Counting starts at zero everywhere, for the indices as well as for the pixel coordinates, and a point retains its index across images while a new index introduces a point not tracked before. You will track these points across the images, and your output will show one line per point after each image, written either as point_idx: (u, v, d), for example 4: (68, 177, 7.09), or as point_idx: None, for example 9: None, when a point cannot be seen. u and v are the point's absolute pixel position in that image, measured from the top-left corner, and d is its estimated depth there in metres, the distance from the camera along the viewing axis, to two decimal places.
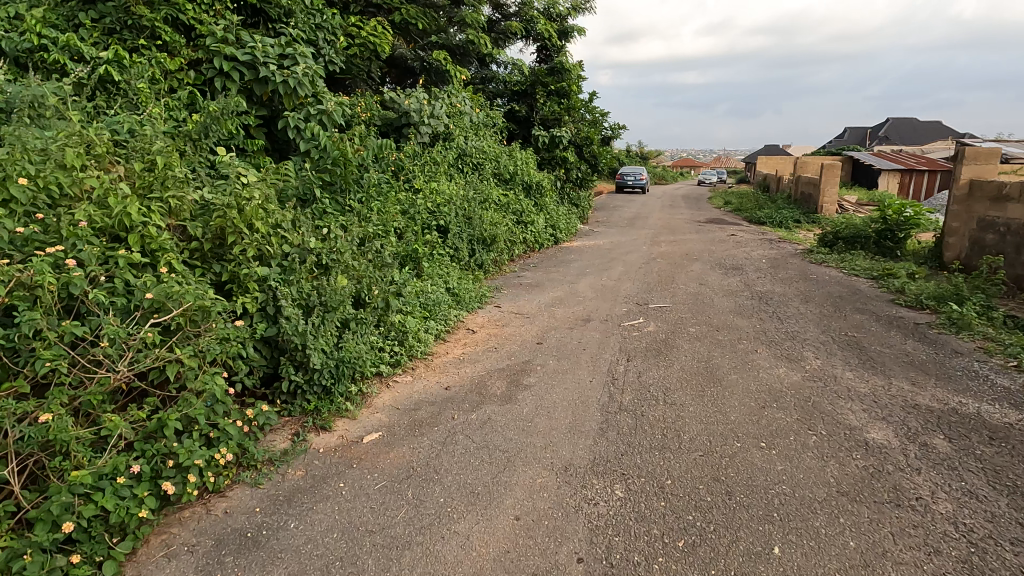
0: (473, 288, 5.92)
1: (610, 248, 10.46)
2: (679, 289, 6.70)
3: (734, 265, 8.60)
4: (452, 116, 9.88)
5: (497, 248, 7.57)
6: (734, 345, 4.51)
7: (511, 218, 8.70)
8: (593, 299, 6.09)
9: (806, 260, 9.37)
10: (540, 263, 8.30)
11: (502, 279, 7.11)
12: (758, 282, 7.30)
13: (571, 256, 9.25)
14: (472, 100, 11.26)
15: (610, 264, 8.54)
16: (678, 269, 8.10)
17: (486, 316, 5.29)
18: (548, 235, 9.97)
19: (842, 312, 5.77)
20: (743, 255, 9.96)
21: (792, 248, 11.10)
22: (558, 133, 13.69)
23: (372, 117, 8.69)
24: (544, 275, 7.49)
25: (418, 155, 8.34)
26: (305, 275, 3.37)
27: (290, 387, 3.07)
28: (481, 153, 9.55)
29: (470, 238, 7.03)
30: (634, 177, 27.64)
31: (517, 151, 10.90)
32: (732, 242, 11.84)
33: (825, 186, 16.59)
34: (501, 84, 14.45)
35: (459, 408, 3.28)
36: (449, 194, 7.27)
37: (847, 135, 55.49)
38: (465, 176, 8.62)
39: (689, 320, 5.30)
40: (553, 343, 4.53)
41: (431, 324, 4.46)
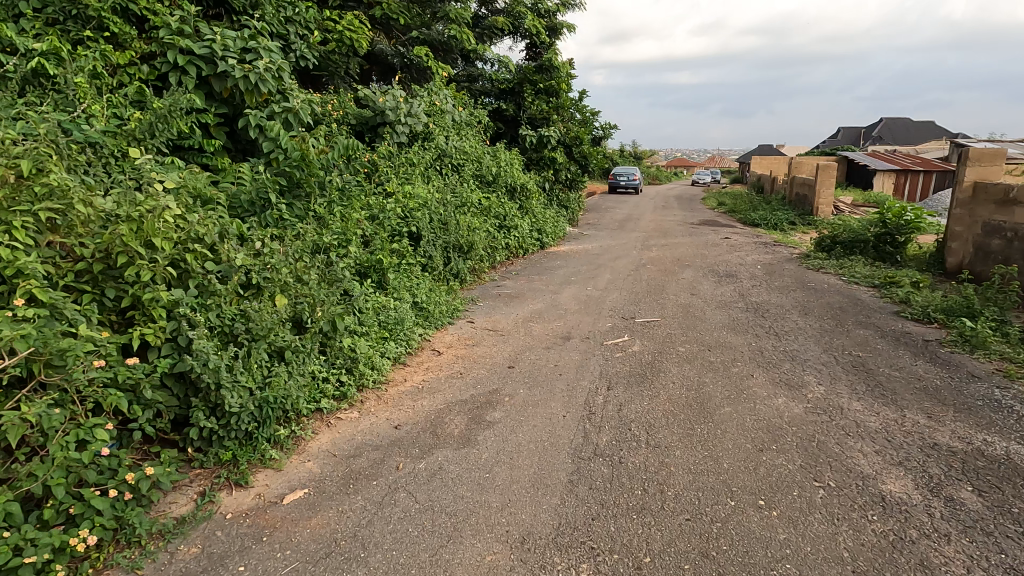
0: (445, 301, 5.46)
1: (599, 253, 10.01)
2: (669, 299, 6.27)
3: (728, 272, 8.16)
4: (432, 115, 9.41)
5: (476, 255, 7.11)
6: (727, 368, 4.07)
7: (493, 223, 8.24)
8: (575, 312, 5.64)
9: (803, 266, 8.95)
10: (522, 271, 7.84)
11: (480, 289, 6.64)
12: (753, 292, 6.87)
13: (557, 262, 8.79)
14: (456, 99, 10.79)
15: (597, 272, 8.08)
16: (669, 277, 7.66)
17: (456, 334, 4.81)
18: (533, 240, 9.52)
19: (844, 326, 5.33)
20: (737, 260, 9.54)
21: (788, 252, 10.68)
22: (546, 133, 13.21)
23: (346, 117, 8.21)
24: (526, 284, 7.03)
25: (394, 156, 7.89)
26: (227, 299, 2.90)
27: (203, 433, 2.59)
28: (462, 154, 9.08)
29: (446, 246, 6.57)
30: (627, 177, 27.23)
31: (502, 151, 10.42)
32: (726, 245, 11.42)
33: (821, 187, 16.22)
34: (488, 82, 13.98)
35: (407, 456, 2.80)
36: (425, 197, 6.81)
37: (841, 135, 55.32)
38: (445, 179, 8.15)
39: (679, 337, 4.86)
40: (526, 366, 4.08)
41: (389, 347, 3.99)
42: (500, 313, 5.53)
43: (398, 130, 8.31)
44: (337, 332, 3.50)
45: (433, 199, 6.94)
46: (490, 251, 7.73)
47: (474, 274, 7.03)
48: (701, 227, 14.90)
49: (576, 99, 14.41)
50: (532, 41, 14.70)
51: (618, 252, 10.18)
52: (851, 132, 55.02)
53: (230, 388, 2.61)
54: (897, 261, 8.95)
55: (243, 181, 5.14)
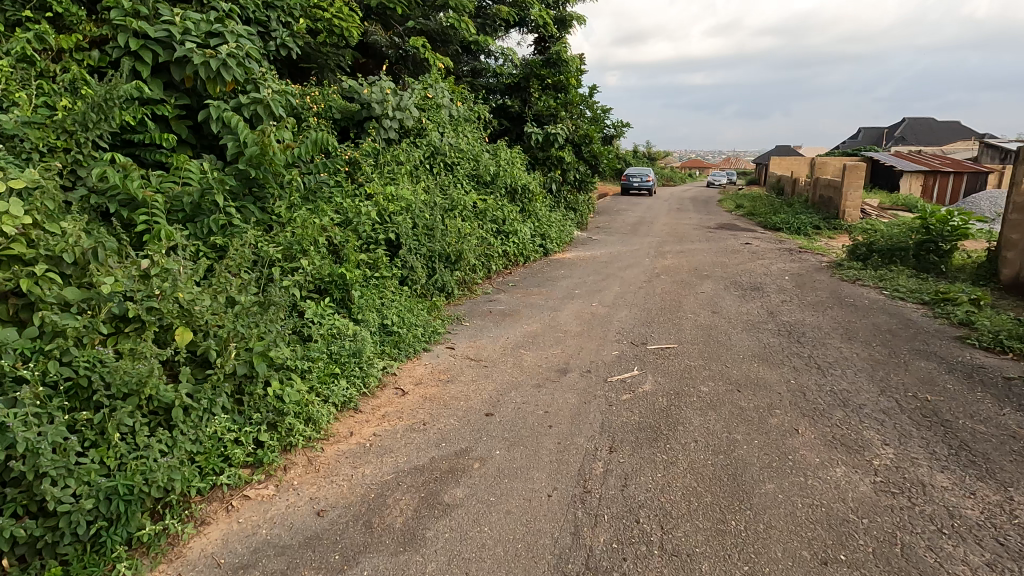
0: (423, 322, 4.67)
1: (608, 260, 9.16)
2: (687, 318, 5.41)
3: (752, 284, 7.26)
4: (426, 109, 8.63)
5: (468, 264, 6.32)
6: (763, 419, 3.20)
7: (489, 228, 7.43)
8: (577, 336, 4.80)
9: (837, 277, 8.01)
10: (521, 282, 7.03)
11: (470, 304, 5.83)
12: (785, 309, 5.97)
13: (561, 271, 7.96)
14: (454, 93, 10.00)
15: (605, 283, 7.24)
16: (686, 290, 6.79)
17: (429, 366, 3.99)
18: (536, 246, 8.70)
19: (899, 357, 4.44)
20: (761, 270, 8.63)
21: (816, 260, 9.73)
22: (553, 130, 12.27)
23: (329, 111, 7.46)
24: (523, 298, 6.20)
25: (379, 155, 7.15)
26: (82, 342, 2.14)
27: (18, 541, 1.81)
28: (458, 152, 8.28)
29: (431, 254, 5.76)
30: (640, 178, 26.27)
31: (503, 149, 9.57)
32: (747, 252, 10.50)
33: (848, 189, 15.23)
34: (492, 77, 13.21)
35: (320, 569, 1.99)
36: (410, 199, 6.01)
37: (862, 136, 53.75)
38: (438, 179, 7.37)
39: (701, 370, 4.00)
40: (508, 412, 3.25)
41: (335, 388, 3.19)
42: (488, 337, 4.71)
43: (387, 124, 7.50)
44: (258, 376, 2.71)
45: (418, 201, 6.14)
46: (484, 260, 6.92)
47: (465, 285, 6.21)
48: (718, 232, 13.95)
49: (585, 95, 13.59)
50: (539, 33, 13.89)
51: (630, 259, 9.32)
52: (873, 132, 53.44)
53: (58, 475, 1.84)
54: (943, 272, 7.97)
55: (188, 182, 4.41)
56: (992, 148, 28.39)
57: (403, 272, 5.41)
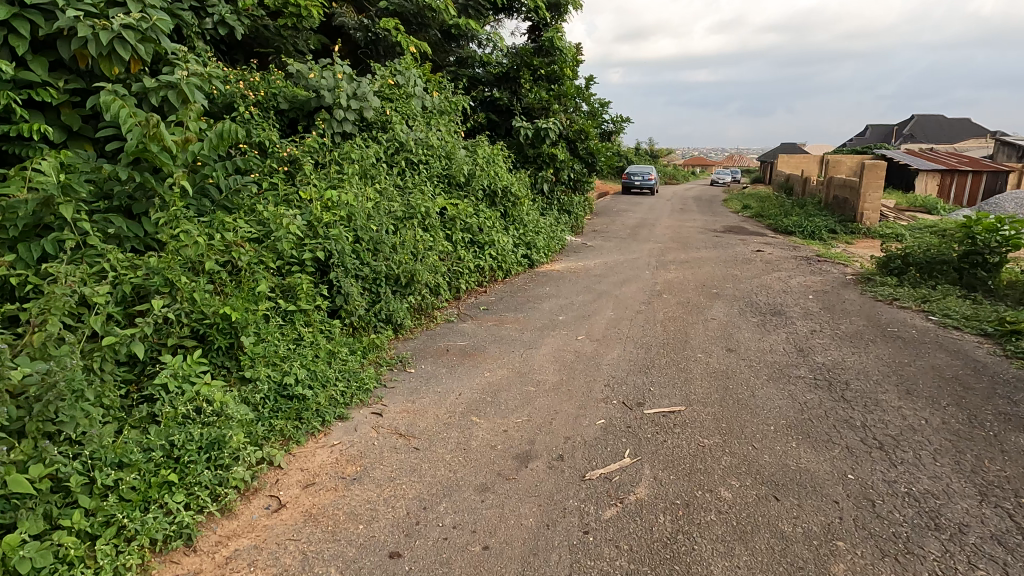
0: (346, 375, 3.52)
1: (603, 273, 7.99)
2: (696, 361, 4.24)
3: (772, 307, 6.10)
4: (393, 99, 7.50)
5: (427, 287, 5.15)
6: (820, 567, 2.06)
7: (460, 238, 6.28)
8: (553, 391, 3.64)
9: (868, 296, 6.84)
10: (496, 305, 5.86)
11: (424, 338, 4.67)
12: (818, 345, 4.80)
13: (545, 288, 6.81)
14: (429, 83, 8.87)
15: (596, 305, 6.08)
16: (694, 316, 5.62)
17: (337, 450, 2.83)
18: (519, 257, 7.53)
19: (986, 428, 3.28)
20: (780, 286, 7.45)
21: (839, 273, 8.56)
22: (544, 124, 11.09)
23: (273, 100, 6.33)
24: (493, 328, 5.04)
25: (328, 153, 6.02)
26: None
27: None
28: (428, 149, 7.11)
29: (376, 277, 4.60)
30: (642, 177, 25.03)
31: (483, 145, 8.40)
32: (760, 263, 9.32)
33: (866, 190, 14.06)
34: (479, 67, 12.08)
35: None
36: (353, 208, 4.86)
37: (870, 133, 52.42)
38: (398, 181, 6.21)
39: (719, 456, 2.84)
40: (424, 552, 2.10)
41: (151, 518, 2.05)
42: (433, 395, 3.54)
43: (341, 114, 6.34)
44: None
45: (365, 209, 4.97)
46: (449, 279, 5.76)
47: (423, 312, 5.05)
48: (726, 237, 12.76)
49: (581, 87, 12.49)
50: (532, 20, 12.79)
51: (628, 271, 8.15)
52: (881, 129, 52.09)
53: None
54: (993, 290, 6.78)
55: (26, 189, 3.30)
56: (1008, 146, 27.18)
57: (335, 301, 4.25)
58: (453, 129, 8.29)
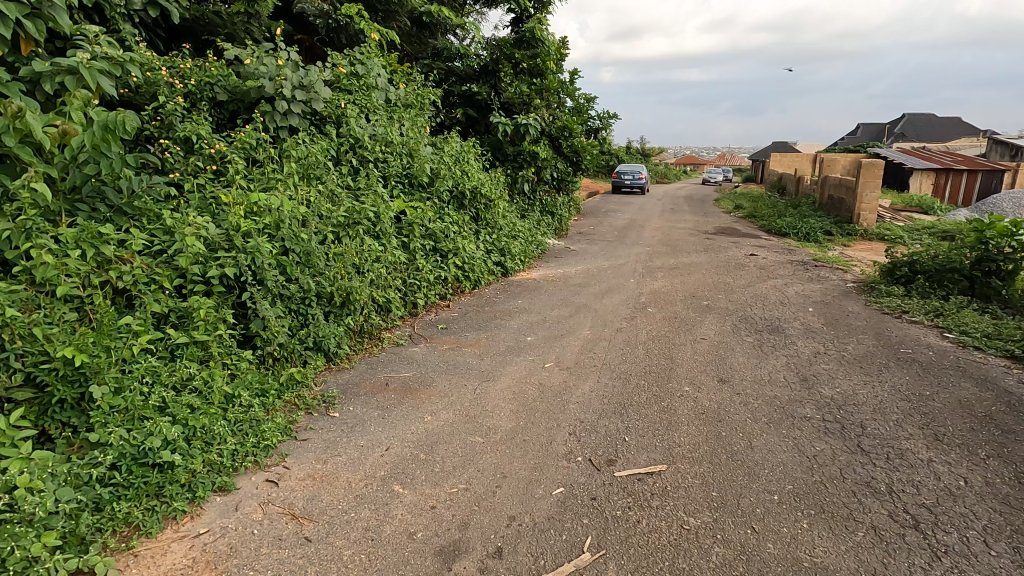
0: (243, 427, 2.82)
1: (584, 281, 7.31)
2: (682, 398, 3.55)
3: (769, 323, 5.43)
4: (350, 91, 6.79)
5: (372, 305, 4.45)
6: None
7: (419, 246, 5.56)
8: (504, 443, 2.94)
9: (874, 308, 6.20)
10: (457, 323, 5.16)
11: (363, 367, 3.96)
12: (823, 373, 4.12)
13: (517, 300, 6.12)
14: (396, 74, 8.15)
15: (572, 321, 5.38)
16: (681, 335, 4.95)
17: (199, 544, 2.13)
18: (490, 266, 6.83)
19: None
20: (776, 296, 6.80)
21: (839, 281, 7.93)
22: (524, 120, 10.32)
23: (207, 90, 5.58)
24: (448, 353, 4.33)
25: (266, 151, 5.30)
26: None
27: None
28: (386, 147, 6.38)
29: (304, 296, 3.87)
30: (633, 176, 24.38)
31: (453, 142, 7.68)
32: (753, 269, 8.67)
33: (863, 189, 13.48)
34: (457, 60, 11.37)
35: None
36: (282, 214, 4.13)
37: (861, 132, 52.13)
38: (348, 181, 5.48)
39: (708, 548, 2.15)
40: None
41: None
42: (353, 451, 2.83)
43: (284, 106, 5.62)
44: None
45: (297, 215, 4.24)
46: (401, 294, 5.06)
47: (366, 336, 4.34)
48: (717, 240, 12.12)
49: (564, 81, 11.87)
50: (513, 11, 12.12)
51: (611, 279, 7.47)
52: (872, 128, 51.84)
53: None
54: (1009, 301, 6.15)
55: None
56: (1001, 145, 26.81)
57: (249, 329, 3.54)
58: (420, 124, 7.56)
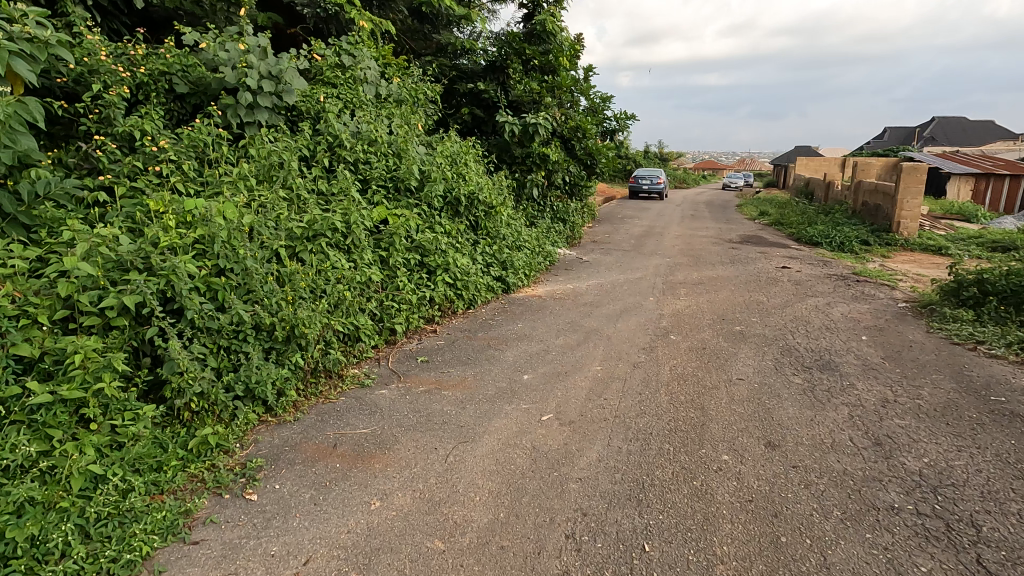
0: (106, 531, 2.03)
1: (596, 299, 6.44)
2: (722, 476, 2.66)
3: (817, 358, 4.50)
4: (334, 88, 6.06)
5: (331, 336, 3.63)
6: None
7: (400, 262, 4.74)
8: (473, 554, 2.09)
9: (941, 337, 5.21)
10: (442, 355, 4.32)
11: (311, 419, 3.15)
12: (902, 435, 3.19)
13: (517, 324, 5.28)
14: (389, 67, 7.38)
15: (580, 351, 4.50)
16: (712, 374, 4.04)
17: None
18: (488, 281, 5.99)
19: None
20: (820, 320, 5.85)
21: (889, 301, 6.93)
22: (533, 119, 9.35)
23: (162, 80, 4.87)
24: (422, 398, 3.48)
25: (224, 151, 4.55)
26: None
27: None
28: (370, 146, 5.58)
29: (237, 329, 3.08)
30: (651, 180, 23.39)
31: (451, 142, 6.87)
32: (788, 285, 7.69)
33: (904, 195, 12.38)
34: (462, 56, 10.62)
35: None
36: (218, 225, 3.35)
37: (889, 136, 50.33)
38: (319, 185, 4.70)
39: None
40: None
41: None
42: (256, 568, 2.01)
43: (249, 98, 4.87)
44: None
45: (240, 226, 3.46)
46: (374, 320, 4.25)
47: (322, 375, 3.53)
48: (744, 249, 11.14)
49: (578, 78, 11.07)
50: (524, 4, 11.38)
51: (627, 297, 6.59)
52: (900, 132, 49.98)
53: None
54: None
55: None
56: None
57: (158, 374, 2.76)
58: (414, 121, 6.75)
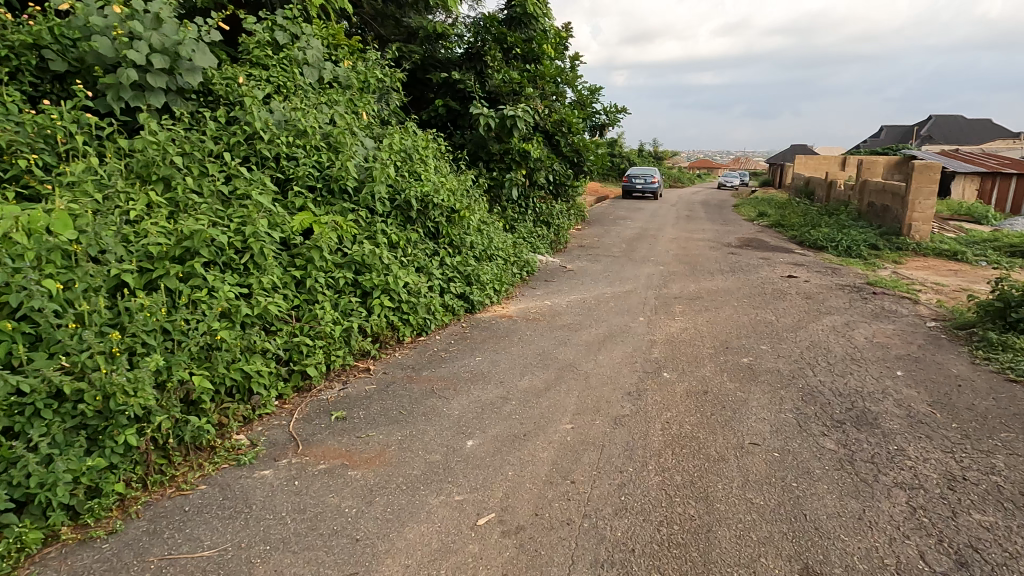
0: None
1: (576, 319, 5.48)
2: None
3: (849, 407, 3.55)
4: (260, 74, 5.07)
5: (197, 395, 2.65)
6: None
7: (322, 284, 3.75)
8: None
9: (993, 372, 4.27)
10: (367, 407, 3.32)
11: (138, 531, 2.15)
12: (991, 546, 2.23)
13: (475, 357, 4.30)
14: (339, 49, 6.36)
15: (547, 400, 3.52)
16: (719, 436, 3.07)
17: None
18: (445, 302, 5.01)
19: None
20: (841, 347, 4.90)
21: (916, 320, 5.99)
22: (511, 112, 8.22)
23: (29, 54, 3.80)
24: (316, 487, 2.49)
25: (92, 143, 3.53)
26: None
27: None
28: (297, 138, 4.58)
29: (21, 402, 2.08)
30: (646, 179, 22.44)
31: (408, 136, 5.88)
32: (798, 299, 6.75)
33: (915, 195, 11.47)
34: (435, 42, 9.59)
35: None
36: (17, 245, 2.35)
37: (886, 134, 49.65)
38: (219, 187, 3.70)
39: None
40: None
41: None
42: None
43: (133, 75, 3.84)
44: None
45: (58, 247, 2.46)
46: (277, 362, 3.26)
47: (178, 452, 2.53)
48: (744, 255, 10.23)
49: (563, 68, 10.12)
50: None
51: (613, 317, 5.62)
52: (898, 131, 49.28)
53: None
54: None
55: None
56: None
57: None
58: (363, 110, 5.73)
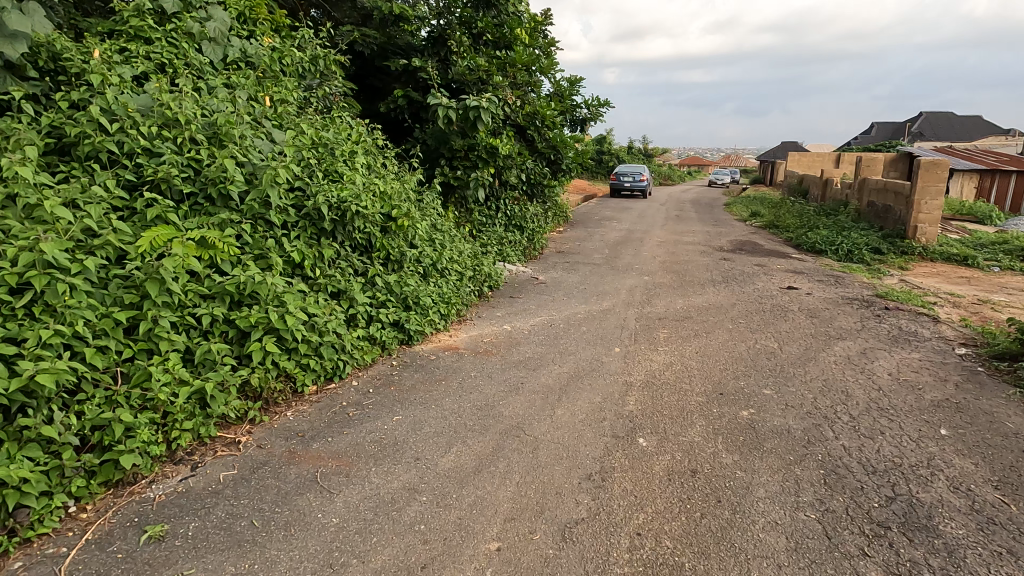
0: None
1: (536, 351, 4.48)
2: None
3: (890, 496, 2.57)
4: (134, 52, 4.02)
5: None
6: None
7: (166, 328, 2.71)
8: None
9: None
10: (205, 516, 2.29)
11: None
12: None
13: (391, 414, 3.27)
14: (259, 24, 5.30)
15: (471, 494, 2.49)
16: (712, 565, 2.07)
17: None
18: (369, 334, 3.98)
19: None
20: (863, 389, 3.92)
21: (943, 346, 5.04)
22: (474, 99, 6.98)
23: None
24: None
25: None
26: None
27: None
28: (165, 129, 3.53)
29: None
30: (634, 177, 21.46)
31: (335, 129, 4.84)
32: (803, 319, 5.77)
33: (921, 196, 10.52)
34: (394, 25, 8.51)
35: None
36: None
37: (877, 131, 49.10)
38: (18, 197, 2.67)
39: None
40: None
41: None
42: None
43: None
44: None
45: None
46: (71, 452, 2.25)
47: None
48: (737, 261, 9.28)
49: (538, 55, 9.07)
50: None
51: (582, 347, 4.61)
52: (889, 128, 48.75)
53: None
54: None
55: None
56: None
57: None
58: (278, 97, 4.69)
